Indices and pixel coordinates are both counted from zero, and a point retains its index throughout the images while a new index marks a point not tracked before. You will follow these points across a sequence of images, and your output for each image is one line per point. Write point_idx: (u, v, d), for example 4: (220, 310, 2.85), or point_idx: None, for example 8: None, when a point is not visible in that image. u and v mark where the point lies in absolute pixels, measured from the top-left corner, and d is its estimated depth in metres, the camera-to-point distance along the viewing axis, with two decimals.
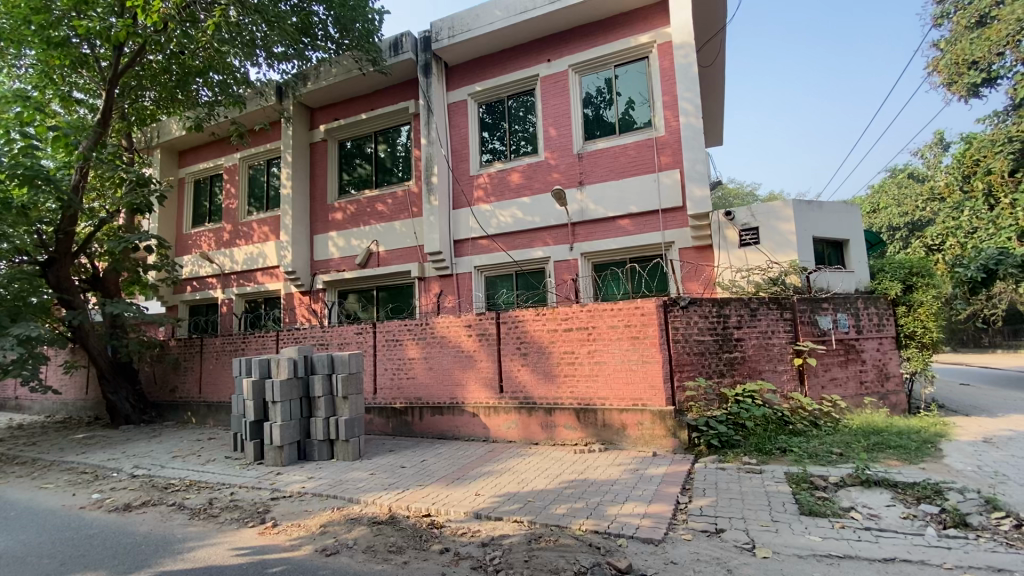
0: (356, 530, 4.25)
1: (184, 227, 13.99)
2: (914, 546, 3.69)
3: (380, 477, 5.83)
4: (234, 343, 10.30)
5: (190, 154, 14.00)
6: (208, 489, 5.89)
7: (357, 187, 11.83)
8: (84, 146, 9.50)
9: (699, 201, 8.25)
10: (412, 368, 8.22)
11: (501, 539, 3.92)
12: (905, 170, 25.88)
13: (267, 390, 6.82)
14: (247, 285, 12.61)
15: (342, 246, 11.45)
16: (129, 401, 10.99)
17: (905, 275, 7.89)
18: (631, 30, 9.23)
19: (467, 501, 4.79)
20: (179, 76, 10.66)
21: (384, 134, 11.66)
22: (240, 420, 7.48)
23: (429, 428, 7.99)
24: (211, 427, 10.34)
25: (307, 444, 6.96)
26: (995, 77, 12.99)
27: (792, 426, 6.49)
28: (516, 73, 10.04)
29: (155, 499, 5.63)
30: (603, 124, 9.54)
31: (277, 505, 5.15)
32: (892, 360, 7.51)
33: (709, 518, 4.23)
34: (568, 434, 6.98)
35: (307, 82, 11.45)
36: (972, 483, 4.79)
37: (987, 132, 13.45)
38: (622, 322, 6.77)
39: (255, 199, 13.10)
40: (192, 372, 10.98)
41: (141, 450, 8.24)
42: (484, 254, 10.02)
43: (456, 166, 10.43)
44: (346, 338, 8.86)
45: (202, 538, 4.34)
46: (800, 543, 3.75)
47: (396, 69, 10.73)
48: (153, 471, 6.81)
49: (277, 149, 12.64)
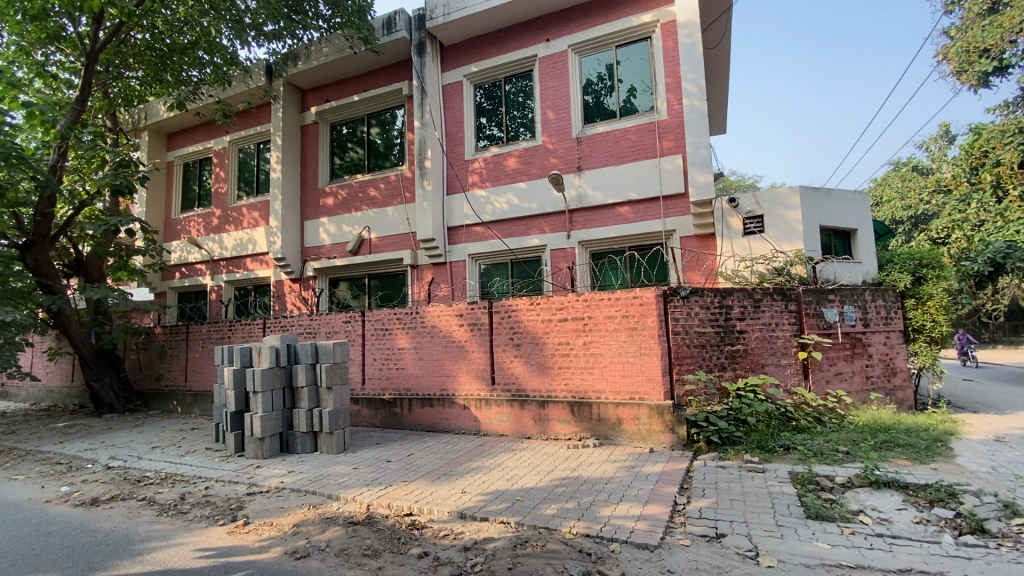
0: (330, 531, 3.97)
1: (173, 212, 13.60)
2: (931, 557, 3.40)
3: (363, 472, 5.56)
4: (221, 330, 10.02)
5: (178, 137, 13.59)
6: (182, 483, 5.62)
7: (349, 172, 11.47)
8: (62, 125, 9.14)
9: (702, 187, 7.97)
10: (401, 358, 7.93)
11: (485, 543, 3.64)
12: (909, 163, 25.70)
13: (248, 380, 6.52)
14: (236, 271, 12.29)
15: (334, 232, 11.11)
16: (113, 389, 10.74)
17: (914, 267, 7.61)
18: (635, 8, 8.83)
19: (451, 499, 4.52)
20: (163, 54, 10.24)
21: (377, 116, 11.28)
22: (221, 411, 7.20)
23: (419, 421, 7.72)
24: (196, 417, 10.08)
25: (290, 436, 6.69)
26: (1007, 66, 12.54)
27: (795, 422, 6.21)
28: (513, 54, 9.66)
29: (126, 493, 5.36)
30: (603, 109, 9.18)
31: (251, 501, 4.87)
32: (899, 355, 7.24)
33: (709, 521, 3.96)
34: (561, 429, 6.69)
35: (297, 62, 11.06)
36: (990, 486, 4.49)
37: (997, 123, 13.06)
38: (619, 312, 6.47)
39: (244, 184, 12.73)
40: (178, 361, 10.69)
41: (120, 440, 7.96)
42: (478, 241, 9.68)
43: (450, 150, 10.07)
44: (333, 327, 8.56)
45: (167, 537, 4.07)
46: (807, 551, 3.48)
47: (389, 48, 10.30)
48: (129, 463, 6.54)
49: (267, 132, 12.26)
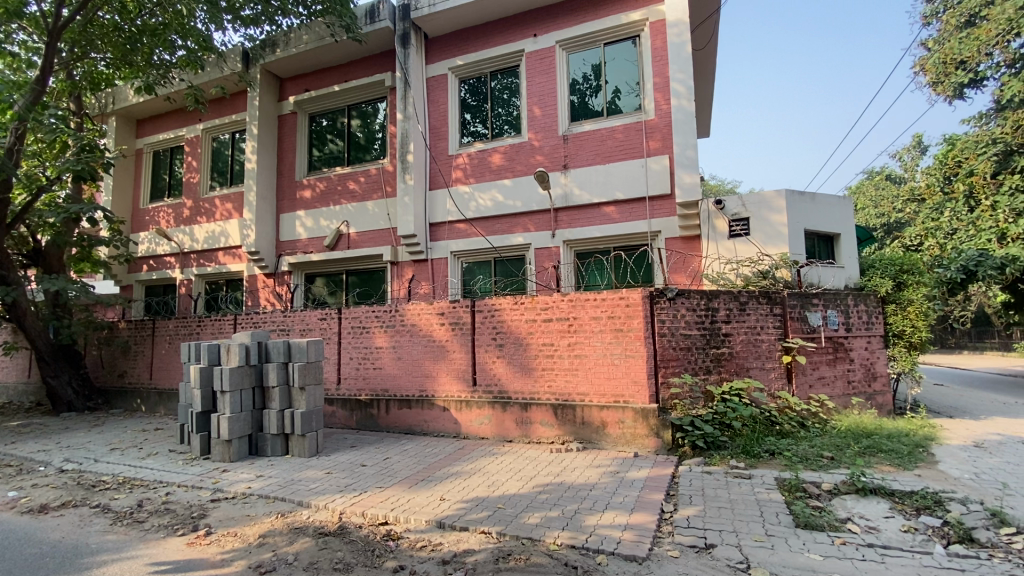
0: (298, 543, 3.72)
1: (142, 202, 13.01)
2: (924, 568, 3.32)
3: (337, 477, 5.29)
4: (189, 327, 9.58)
5: (149, 124, 13.02)
6: (141, 489, 5.27)
7: (328, 164, 11.11)
8: (19, 105, 8.60)
9: (689, 188, 7.89)
10: (379, 357, 7.66)
11: (465, 556, 3.43)
12: (882, 173, 26.38)
13: (216, 379, 6.18)
14: (207, 265, 11.82)
15: (311, 226, 10.74)
16: (72, 386, 10.19)
17: (895, 273, 7.73)
18: (624, 6, 8.71)
19: (429, 507, 4.30)
20: (133, 36, 9.75)
21: (358, 108, 10.96)
22: (187, 411, 6.83)
23: (396, 422, 7.46)
24: (160, 416, 9.62)
25: (260, 438, 6.37)
26: (982, 78, 12.81)
27: (779, 427, 6.16)
28: (500, 48, 9.45)
29: (78, 499, 4.99)
30: (589, 108, 9.04)
31: (215, 508, 4.57)
32: (880, 360, 7.27)
33: (697, 531, 3.82)
34: (544, 432, 6.53)
35: (276, 49, 10.65)
36: (975, 494, 4.46)
37: (971, 134, 13.31)
38: (605, 313, 6.33)
39: (218, 174, 12.26)
40: (143, 357, 10.19)
41: (77, 441, 7.50)
42: (461, 238, 9.46)
43: (433, 144, 9.81)
44: (308, 324, 8.23)
45: (121, 549, 3.77)
46: (799, 562, 3.37)
47: (372, 38, 9.99)
48: (85, 466, 6.14)
49: (242, 121, 11.81)
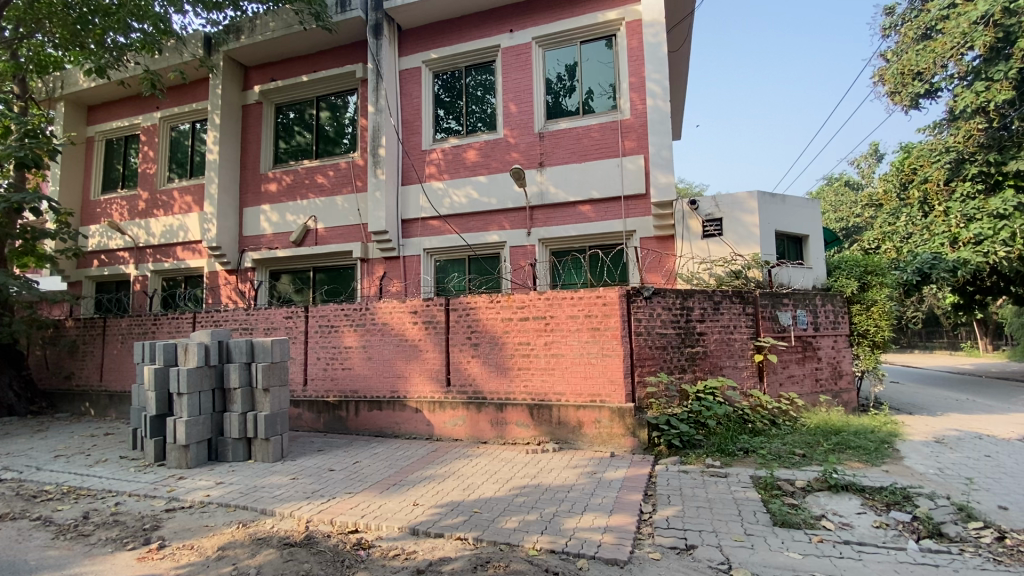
0: (261, 555, 3.48)
1: (92, 193, 12.27)
2: (900, 565, 3.34)
3: (302, 483, 5.03)
4: (143, 325, 9.06)
5: (101, 111, 12.31)
6: (88, 499, 4.89)
7: (295, 157, 10.71)
8: None
9: (663, 188, 7.91)
10: (348, 358, 7.40)
11: (441, 564, 3.28)
12: (841, 179, 27.37)
13: (171, 381, 5.81)
14: (164, 261, 11.23)
15: (276, 221, 10.32)
16: (13, 388, 9.45)
17: (860, 274, 7.94)
18: (600, 5, 8.68)
19: (401, 513, 4.13)
20: (82, 15, 9.14)
21: (327, 100, 10.60)
22: (141, 414, 6.41)
23: (366, 425, 7.22)
24: (111, 420, 9.08)
25: (220, 443, 6.04)
26: (936, 89, 13.36)
27: (752, 425, 6.20)
28: (475, 43, 9.29)
29: (17, 511, 4.59)
30: (564, 107, 8.98)
31: (170, 519, 4.26)
32: (845, 358, 7.45)
33: (677, 531, 3.77)
34: (519, 433, 6.42)
35: (240, 36, 10.21)
36: (942, 489, 4.57)
37: (927, 142, 13.86)
38: (582, 312, 6.26)
39: (177, 165, 11.66)
40: (93, 358, 9.58)
41: (17, 448, 6.96)
42: (434, 235, 9.25)
43: (406, 139, 9.56)
44: (273, 322, 7.88)
45: (64, 566, 3.45)
46: (779, 561, 3.35)
47: (343, 27, 9.67)
48: (25, 474, 5.68)
49: (204, 110, 11.27)
